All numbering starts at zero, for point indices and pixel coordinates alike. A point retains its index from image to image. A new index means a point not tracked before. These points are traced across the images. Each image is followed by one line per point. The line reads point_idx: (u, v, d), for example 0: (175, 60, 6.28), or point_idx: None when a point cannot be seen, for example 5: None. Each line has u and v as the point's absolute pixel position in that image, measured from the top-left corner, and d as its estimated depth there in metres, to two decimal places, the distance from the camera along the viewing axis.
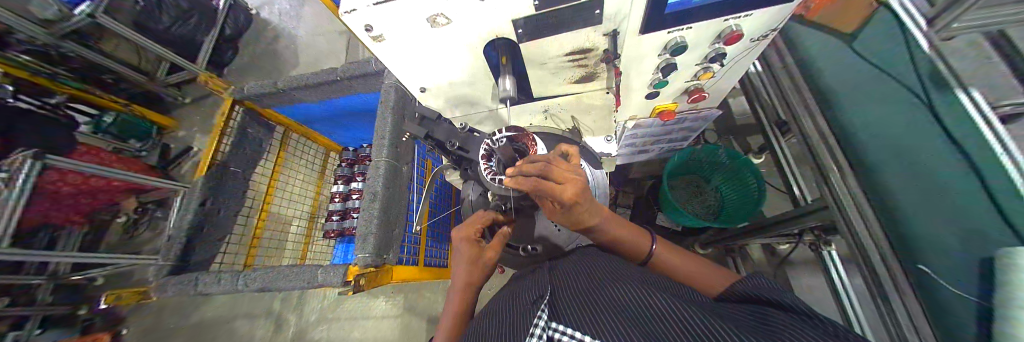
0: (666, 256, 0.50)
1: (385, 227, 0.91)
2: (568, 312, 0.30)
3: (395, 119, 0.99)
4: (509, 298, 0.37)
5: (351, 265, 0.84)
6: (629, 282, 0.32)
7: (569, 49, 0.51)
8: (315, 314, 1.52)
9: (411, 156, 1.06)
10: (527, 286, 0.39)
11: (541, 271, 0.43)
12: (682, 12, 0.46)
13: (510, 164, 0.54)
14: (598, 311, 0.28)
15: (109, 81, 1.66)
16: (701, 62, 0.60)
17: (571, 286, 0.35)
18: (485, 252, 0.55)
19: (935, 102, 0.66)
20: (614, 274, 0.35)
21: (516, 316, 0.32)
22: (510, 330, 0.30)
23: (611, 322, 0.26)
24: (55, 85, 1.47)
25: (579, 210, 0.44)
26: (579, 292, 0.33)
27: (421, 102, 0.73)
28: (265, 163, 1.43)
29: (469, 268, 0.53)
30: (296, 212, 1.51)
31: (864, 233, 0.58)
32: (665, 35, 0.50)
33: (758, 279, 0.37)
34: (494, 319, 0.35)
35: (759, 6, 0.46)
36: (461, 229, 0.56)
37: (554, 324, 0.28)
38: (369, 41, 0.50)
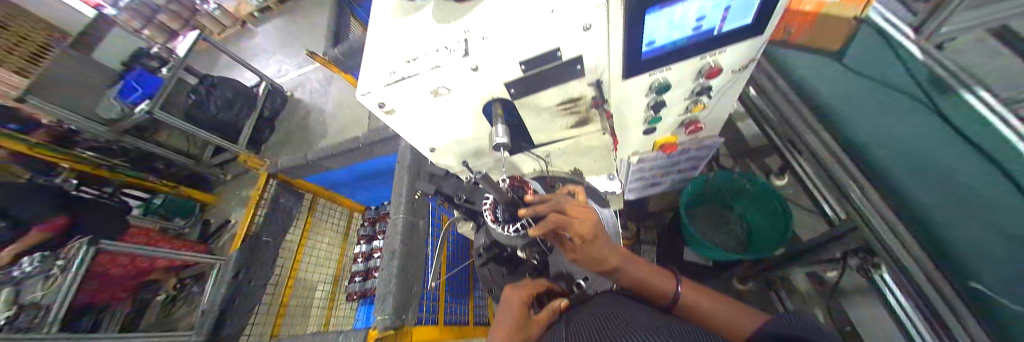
0: (695, 300, 0.44)
1: (404, 285, 0.91)
2: None
3: (410, 177, 1.05)
4: None
5: (371, 329, 0.83)
6: (642, 332, 0.30)
7: (559, 100, 0.56)
8: None
9: (426, 210, 1.10)
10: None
11: (560, 326, 0.40)
12: (659, 57, 0.50)
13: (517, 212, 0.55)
14: None
15: (162, 168, 1.92)
16: (691, 95, 0.63)
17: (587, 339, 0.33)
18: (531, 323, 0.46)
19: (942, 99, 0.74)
20: (633, 324, 0.33)
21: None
22: None
23: None
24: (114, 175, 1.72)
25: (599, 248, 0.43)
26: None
27: (431, 159, 0.78)
28: (294, 228, 1.50)
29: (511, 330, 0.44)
30: (321, 276, 1.54)
31: (901, 252, 0.53)
32: (648, 77, 0.54)
33: (815, 329, 0.32)
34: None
35: (729, 43, 0.50)
36: (518, 289, 0.53)
37: None
38: (382, 115, 0.57)
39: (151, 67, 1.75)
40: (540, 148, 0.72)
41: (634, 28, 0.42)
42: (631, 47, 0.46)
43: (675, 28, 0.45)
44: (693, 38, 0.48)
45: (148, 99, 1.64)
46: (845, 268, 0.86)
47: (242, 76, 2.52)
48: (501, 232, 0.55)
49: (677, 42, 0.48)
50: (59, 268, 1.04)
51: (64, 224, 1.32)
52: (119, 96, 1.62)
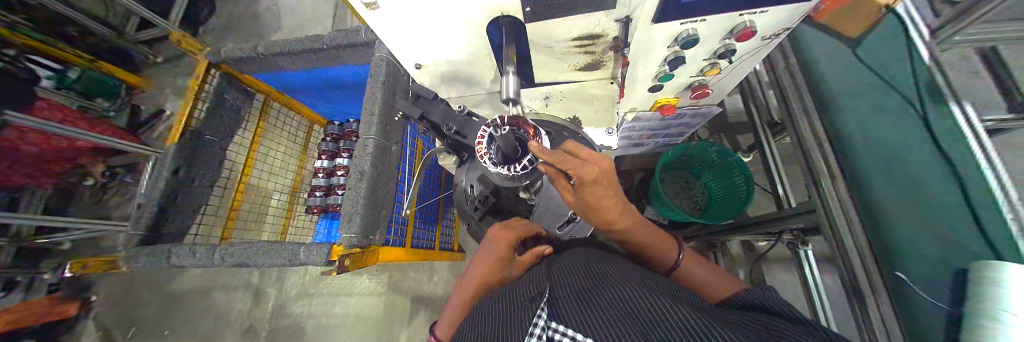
0: (691, 268, 0.47)
1: (373, 207, 0.88)
2: (567, 310, 0.29)
3: (385, 95, 0.94)
4: (508, 290, 0.37)
5: (336, 245, 0.81)
6: (630, 284, 0.31)
7: (578, 33, 0.48)
8: (296, 289, 1.58)
9: (401, 135, 1.02)
10: (527, 279, 0.39)
11: (541, 266, 0.43)
12: (697, 3, 0.43)
13: (512, 153, 0.52)
14: (598, 311, 0.27)
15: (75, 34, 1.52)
16: (710, 57, 0.59)
17: (572, 283, 0.34)
18: (513, 263, 0.49)
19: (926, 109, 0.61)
20: (618, 275, 0.34)
21: (513, 310, 0.31)
22: (507, 324, 0.29)
23: (610, 321, 0.26)
24: (9, 33, 1.32)
25: (597, 193, 0.42)
26: (579, 290, 0.32)
27: (414, 78, 0.68)
28: (243, 133, 1.36)
29: (493, 264, 0.48)
30: (276, 185, 1.46)
31: (849, 240, 0.61)
32: (676, 26, 0.48)
33: (774, 297, 0.33)
34: (491, 305, 0.35)
35: (775, 3, 0.44)
36: (507, 228, 0.55)
37: (554, 324, 0.27)
38: (362, 9, 0.45)
39: None
40: (542, 87, 0.66)
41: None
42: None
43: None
44: None
45: None
46: (777, 241, 0.99)
47: None
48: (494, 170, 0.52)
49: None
50: None
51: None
52: None
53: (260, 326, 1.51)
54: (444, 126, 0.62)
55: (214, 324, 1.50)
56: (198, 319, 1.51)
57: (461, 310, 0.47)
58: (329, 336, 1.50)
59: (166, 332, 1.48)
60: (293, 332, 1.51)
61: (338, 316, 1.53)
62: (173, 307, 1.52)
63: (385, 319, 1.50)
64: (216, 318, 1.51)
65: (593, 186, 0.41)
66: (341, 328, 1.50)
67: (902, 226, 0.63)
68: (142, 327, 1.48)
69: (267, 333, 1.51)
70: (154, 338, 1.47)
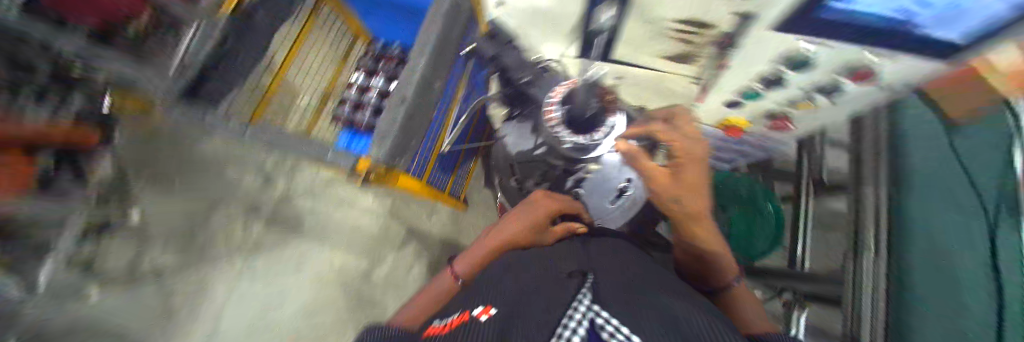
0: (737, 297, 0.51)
1: (406, 135, 0.89)
2: (610, 302, 0.29)
3: (445, 26, 0.90)
4: (550, 270, 0.39)
5: (363, 158, 0.83)
6: (682, 301, 0.30)
7: (686, 18, 0.44)
8: (304, 187, 1.65)
9: (447, 72, 0.99)
10: (568, 257, 0.43)
11: (581, 254, 0.44)
12: (830, 23, 0.38)
13: (579, 125, 0.66)
14: (641, 311, 0.26)
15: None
16: (810, 89, 0.54)
17: (617, 282, 0.34)
18: (543, 234, 0.57)
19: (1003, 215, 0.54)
20: (666, 289, 0.34)
21: (556, 287, 0.34)
22: (550, 299, 0.31)
23: (649, 322, 0.24)
24: None
25: (692, 171, 0.45)
26: (618, 281, 0.35)
27: (488, 11, 0.63)
28: (291, 24, 1.32)
29: (528, 229, 0.57)
30: (308, 85, 1.40)
31: (864, 317, 0.57)
32: (793, 41, 0.43)
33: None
34: (534, 277, 0.38)
35: (912, 50, 0.39)
36: (546, 201, 0.63)
37: (597, 310, 0.28)
38: None
39: None
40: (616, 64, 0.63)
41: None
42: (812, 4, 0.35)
43: (884, 6, 0.33)
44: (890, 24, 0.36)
45: None
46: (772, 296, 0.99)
47: None
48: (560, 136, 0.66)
49: (864, 23, 0.37)
50: None
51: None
52: None
53: None
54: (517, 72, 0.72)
55: None
56: None
57: (485, 260, 0.56)
58: (325, 239, 1.61)
59: None
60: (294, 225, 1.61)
61: (337, 223, 1.63)
62: None
63: None
64: None
65: (686, 164, 0.45)
66: (337, 236, 1.59)
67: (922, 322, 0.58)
68: None
69: None
70: None
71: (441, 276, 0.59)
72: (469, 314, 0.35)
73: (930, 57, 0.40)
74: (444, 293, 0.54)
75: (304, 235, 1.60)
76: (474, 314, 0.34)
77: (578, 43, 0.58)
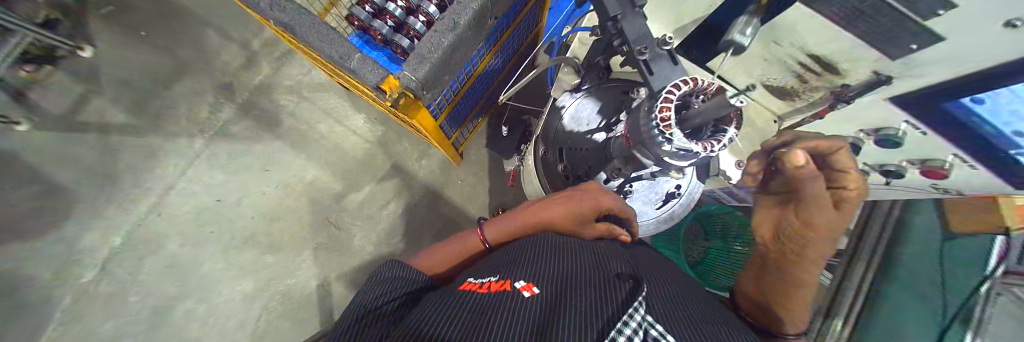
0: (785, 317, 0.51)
1: (445, 67, 0.80)
2: (666, 320, 0.30)
3: None
4: (598, 271, 0.40)
5: (391, 77, 0.75)
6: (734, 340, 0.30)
7: (818, 52, 0.45)
8: (293, 83, 1.49)
9: (501, 15, 0.91)
10: (610, 260, 0.45)
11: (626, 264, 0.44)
12: (942, 117, 0.39)
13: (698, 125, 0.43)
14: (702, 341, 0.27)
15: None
16: (873, 165, 0.56)
17: (666, 303, 0.35)
18: (581, 226, 0.60)
19: None
20: (713, 326, 0.34)
21: (608, 286, 0.35)
22: (606, 296, 0.32)
23: None
24: None
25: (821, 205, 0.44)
26: (665, 298, 0.36)
27: None
28: None
29: (567, 216, 0.60)
30: None
31: None
32: (898, 116, 0.43)
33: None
34: (582, 272, 0.40)
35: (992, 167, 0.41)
36: (595, 195, 0.63)
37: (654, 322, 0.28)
38: None
39: None
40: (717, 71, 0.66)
41: (992, 79, 0.31)
42: (943, 88, 0.35)
43: (1006, 120, 0.33)
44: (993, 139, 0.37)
45: None
46: None
47: None
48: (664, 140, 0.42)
49: (978, 129, 0.37)
50: None
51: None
52: None
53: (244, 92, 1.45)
54: (633, 45, 0.51)
55: (193, 56, 1.45)
56: (179, 43, 1.46)
57: (512, 231, 0.63)
58: (303, 145, 1.47)
59: (142, 34, 1.45)
60: (272, 118, 1.46)
61: (320, 135, 1.48)
62: (162, 17, 1.46)
63: (360, 164, 1.50)
64: (199, 52, 1.46)
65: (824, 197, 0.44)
66: (317, 146, 1.47)
67: None
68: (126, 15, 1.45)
69: (248, 103, 1.45)
70: (130, 34, 1.44)
71: (468, 235, 0.67)
72: (510, 285, 0.37)
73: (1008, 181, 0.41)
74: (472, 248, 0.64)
75: (281, 133, 1.46)
76: (515, 285, 0.37)
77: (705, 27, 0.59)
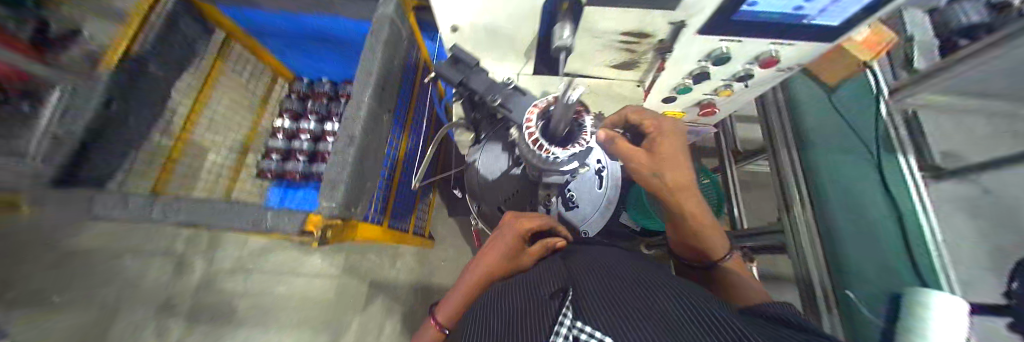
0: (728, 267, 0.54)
1: (359, 178, 0.79)
2: (595, 315, 0.30)
3: (386, 58, 0.86)
4: (531, 291, 0.39)
5: (313, 214, 0.72)
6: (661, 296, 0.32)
7: (624, 30, 0.49)
8: (231, 262, 1.38)
9: (393, 104, 0.95)
10: (544, 277, 0.42)
11: (560, 268, 0.44)
12: (744, 24, 0.46)
13: (564, 131, 0.47)
14: (630, 318, 0.28)
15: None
16: (728, 78, 0.62)
17: (596, 293, 0.35)
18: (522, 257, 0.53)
19: (885, 162, 0.66)
20: (644, 288, 0.35)
21: (541, 309, 0.33)
22: (536, 324, 0.31)
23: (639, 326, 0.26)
24: None
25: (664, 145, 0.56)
26: (599, 293, 0.35)
27: (444, 43, 0.61)
28: (195, 69, 1.14)
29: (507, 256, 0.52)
30: (226, 141, 1.27)
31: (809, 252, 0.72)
32: (715, 42, 0.50)
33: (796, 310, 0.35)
34: (515, 302, 0.37)
35: (800, 38, 0.49)
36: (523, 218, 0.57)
37: (580, 324, 0.29)
38: None
39: None
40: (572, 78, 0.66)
41: None
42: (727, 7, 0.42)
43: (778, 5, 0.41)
44: (783, 19, 0.45)
45: None
46: None
47: None
48: (546, 155, 0.45)
49: (768, 19, 0.44)
50: None
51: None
52: None
53: (179, 302, 1.30)
54: (487, 95, 0.57)
55: None
56: None
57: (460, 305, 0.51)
58: (267, 318, 1.33)
59: None
60: (224, 310, 1.32)
61: (281, 298, 1.36)
62: None
63: (337, 303, 1.38)
64: None
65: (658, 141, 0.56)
66: (282, 311, 1.34)
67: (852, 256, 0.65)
68: None
69: (189, 310, 1.30)
70: None
71: (424, 328, 0.54)
72: None
73: (815, 42, 0.50)
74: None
75: (238, 320, 1.32)
76: None
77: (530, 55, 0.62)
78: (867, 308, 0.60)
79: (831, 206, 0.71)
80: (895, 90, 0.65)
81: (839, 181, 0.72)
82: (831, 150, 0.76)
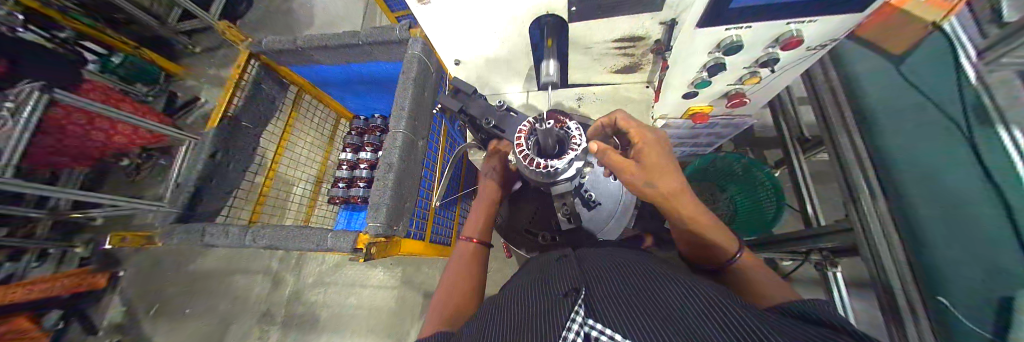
0: (748, 270, 0.47)
1: (399, 200, 0.89)
2: (607, 313, 0.29)
3: (415, 90, 0.97)
4: (540, 287, 0.38)
5: (362, 233, 0.83)
6: (674, 287, 0.30)
7: (615, 37, 0.50)
8: (312, 277, 1.62)
9: (427, 131, 1.05)
10: (554, 276, 0.40)
11: (570, 263, 0.43)
12: (747, 10, 0.42)
13: (551, 147, 0.51)
14: (643, 318, 0.27)
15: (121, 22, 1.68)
16: (751, 64, 0.57)
17: (609, 287, 0.34)
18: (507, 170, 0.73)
19: (978, 137, 0.55)
20: (661, 278, 0.33)
21: (549, 304, 0.32)
22: (541, 320, 0.30)
23: (652, 327, 0.25)
24: (63, 18, 1.47)
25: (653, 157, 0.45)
26: (609, 287, 0.34)
27: (450, 73, 0.68)
28: (275, 122, 1.43)
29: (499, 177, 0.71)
30: (302, 174, 1.53)
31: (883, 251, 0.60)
32: (721, 32, 0.47)
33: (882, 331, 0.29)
34: (525, 301, 0.37)
35: (826, 13, 0.43)
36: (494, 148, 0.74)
37: (591, 322, 0.27)
38: (414, 4, 0.46)
39: None
40: (574, 87, 0.67)
41: None
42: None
43: None
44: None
45: None
46: (801, 260, 0.99)
47: None
48: (529, 165, 0.50)
49: (773, 2, 0.41)
50: (5, 111, 0.96)
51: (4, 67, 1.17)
52: None
53: (277, 312, 1.57)
54: (481, 119, 0.59)
55: (231, 306, 1.57)
56: (217, 300, 1.58)
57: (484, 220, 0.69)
58: (342, 326, 1.53)
59: (187, 310, 1.56)
60: (309, 319, 1.55)
61: (351, 308, 1.55)
62: (192, 288, 1.60)
63: (397, 312, 1.51)
64: (234, 301, 1.58)
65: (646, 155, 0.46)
66: (353, 319, 1.53)
67: (942, 253, 0.58)
68: (158, 306, 1.58)
69: (284, 318, 1.56)
70: (177, 316, 1.56)
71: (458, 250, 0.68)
72: None
73: (847, 15, 0.44)
74: (468, 257, 0.64)
75: (319, 327, 1.53)
76: None
77: (530, 76, 0.65)
78: (970, 319, 0.55)
79: (913, 196, 0.63)
80: (977, 49, 0.52)
81: (920, 166, 0.64)
82: (902, 128, 0.68)
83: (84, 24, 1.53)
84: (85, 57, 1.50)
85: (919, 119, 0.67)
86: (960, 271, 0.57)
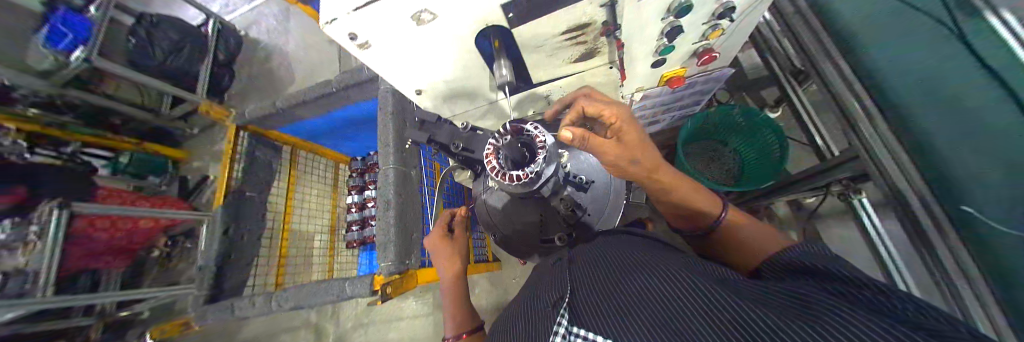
0: (737, 227, 0.48)
1: (404, 233, 0.91)
2: (590, 316, 0.31)
3: (396, 123, 0.98)
4: (533, 298, 0.41)
5: (376, 274, 0.85)
6: (651, 276, 0.32)
7: (561, 30, 0.48)
8: (351, 320, 1.66)
9: (418, 159, 1.05)
10: (546, 284, 0.43)
11: (561, 266, 0.45)
12: None
13: (519, 156, 0.54)
14: (622, 318, 0.29)
15: (117, 123, 1.73)
16: (710, 19, 0.54)
17: (593, 286, 0.36)
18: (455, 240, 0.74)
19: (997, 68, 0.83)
20: (639, 267, 0.35)
21: (539, 317, 0.35)
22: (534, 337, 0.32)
23: (629, 326, 0.27)
24: (66, 133, 1.56)
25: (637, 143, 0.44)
26: (594, 286, 0.36)
27: (416, 103, 0.69)
28: (278, 183, 1.47)
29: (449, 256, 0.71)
30: (316, 227, 1.57)
31: (895, 172, 0.56)
32: None
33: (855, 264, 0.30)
34: (521, 313, 0.39)
35: None
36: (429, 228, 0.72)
37: (575, 329, 0.30)
38: (356, 50, 0.47)
39: (76, 6, 1.49)
40: (539, 87, 0.67)
41: None
42: None
43: None
44: None
45: (81, 45, 1.40)
46: (823, 196, 0.95)
47: (182, 13, 2.14)
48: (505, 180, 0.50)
49: None
50: (32, 235, 1.02)
51: (25, 191, 1.22)
52: (47, 42, 1.42)
53: None
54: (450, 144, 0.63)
55: None
56: None
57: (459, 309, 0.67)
58: None
59: None
60: None
61: None
62: None
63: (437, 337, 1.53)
64: None
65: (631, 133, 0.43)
66: None
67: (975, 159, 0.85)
68: None
69: None
70: None
71: None
72: None
73: None
74: None
75: None
76: None
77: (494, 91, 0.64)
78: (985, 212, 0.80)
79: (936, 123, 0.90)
80: None
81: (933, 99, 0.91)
82: (917, 74, 0.94)
83: (89, 135, 1.63)
84: (94, 165, 1.58)
85: (938, 62, 0.93)
86: (989, 175, 0.83)
